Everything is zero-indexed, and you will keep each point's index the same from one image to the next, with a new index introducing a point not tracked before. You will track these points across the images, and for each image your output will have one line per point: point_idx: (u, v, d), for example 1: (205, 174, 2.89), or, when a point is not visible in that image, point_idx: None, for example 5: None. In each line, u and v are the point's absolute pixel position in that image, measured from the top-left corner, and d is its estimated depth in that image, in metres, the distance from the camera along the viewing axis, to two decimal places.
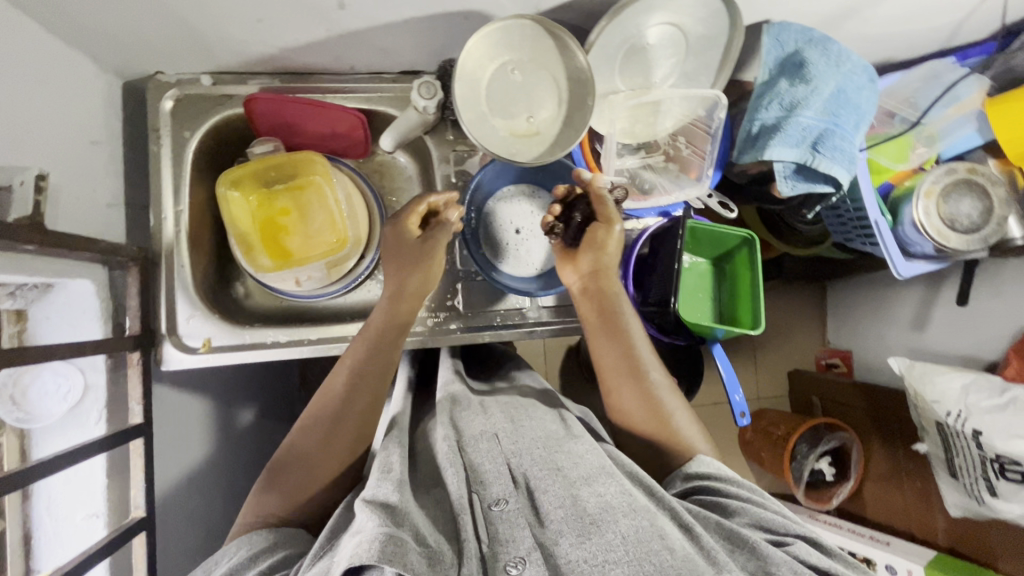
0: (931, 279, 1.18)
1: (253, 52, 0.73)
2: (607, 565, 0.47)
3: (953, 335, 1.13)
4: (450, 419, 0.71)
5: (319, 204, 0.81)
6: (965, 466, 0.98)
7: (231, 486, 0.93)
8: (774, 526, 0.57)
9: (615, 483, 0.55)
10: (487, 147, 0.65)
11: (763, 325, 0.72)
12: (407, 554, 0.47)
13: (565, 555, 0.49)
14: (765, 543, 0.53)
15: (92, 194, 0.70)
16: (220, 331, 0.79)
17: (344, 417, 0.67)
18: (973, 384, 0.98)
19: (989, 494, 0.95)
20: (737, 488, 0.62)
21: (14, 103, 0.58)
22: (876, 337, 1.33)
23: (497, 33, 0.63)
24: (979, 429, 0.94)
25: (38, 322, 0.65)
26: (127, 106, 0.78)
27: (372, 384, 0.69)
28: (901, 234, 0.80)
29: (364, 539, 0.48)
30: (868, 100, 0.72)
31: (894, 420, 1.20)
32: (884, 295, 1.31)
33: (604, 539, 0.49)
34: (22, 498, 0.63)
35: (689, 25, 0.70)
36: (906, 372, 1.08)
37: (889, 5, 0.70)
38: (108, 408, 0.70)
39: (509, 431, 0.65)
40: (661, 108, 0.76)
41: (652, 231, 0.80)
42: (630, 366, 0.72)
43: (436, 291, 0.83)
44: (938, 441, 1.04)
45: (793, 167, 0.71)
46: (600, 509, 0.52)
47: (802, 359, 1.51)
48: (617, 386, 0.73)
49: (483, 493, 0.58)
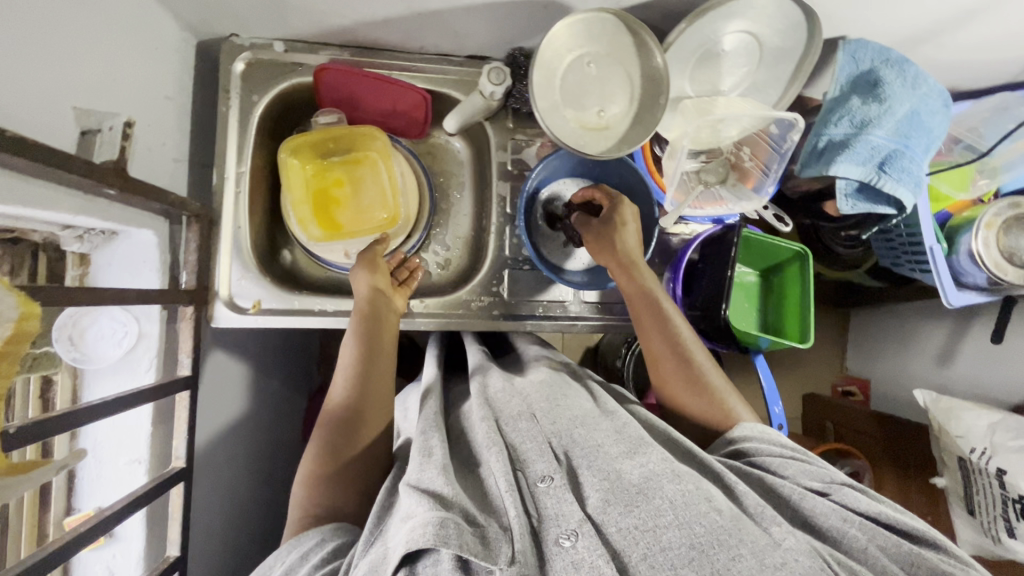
0: (962, 315, 1.17)
1: (329, 23, 0.74)
2: (658, 529, 0.48)
3: (980, 371, 1.12)
4: (485, 397, 0.71)
5: (372, 178, 0.82)
6: (984, 504, 0.97)
7: (255, 446, 0.94)
8: (818, 478, 0.59)
9: (657, 452, 0.57)
10: (557, 136, 0.66)
11: (812, 340, 0.72)
12: (462, 535, 0.49)
13: (614, 524, 0.50)
14: (810, 496, 0.56)
15: (161, 147, 0.71)
16: (269, 294, 0.80)
17: (365, 411, 0.69)
18: (999, 424, 0.98)
19: (1007, 534, 0.94)
20: (776, 445, 0.64)
21: (101, 48, 0.59)
22: (897, 368, 1.32)
23: (579, 24, 0.64)
24: (1003, 468, 0.93)
25: (102, 268, 0.68)
26: (198, 65, 0.79)
27: (375, 372, 0.73)
28: (955, 263, 0.80)
29: (417, 524, 0.49)
30: (939, 125, 0.72)
31: (911, 452, 1.19)
32: (911, 327, 1.30)
33: (652, 506, 0.50)
34: (71, 436, 0.67)
35: (765, 35, 0.70)
36: (932, 406, 1.07)
37: (968, 30, 0.70)
38: (159, 358, 0.71)
39: (546, 409, 0.66)
40: (724, 125, 0.74)
41: (706, 236, 0.78)
42: (678, 351, 0.73)
43: (482, 277, 0.84)
44: (958, 475, 1.03)
45: (856, 185, 0.72)
46: (644, 478, 0.53)
47: (820, 384, 1.50)
48: (668, 375, 0.73)
49: (526, 470, 0.58)
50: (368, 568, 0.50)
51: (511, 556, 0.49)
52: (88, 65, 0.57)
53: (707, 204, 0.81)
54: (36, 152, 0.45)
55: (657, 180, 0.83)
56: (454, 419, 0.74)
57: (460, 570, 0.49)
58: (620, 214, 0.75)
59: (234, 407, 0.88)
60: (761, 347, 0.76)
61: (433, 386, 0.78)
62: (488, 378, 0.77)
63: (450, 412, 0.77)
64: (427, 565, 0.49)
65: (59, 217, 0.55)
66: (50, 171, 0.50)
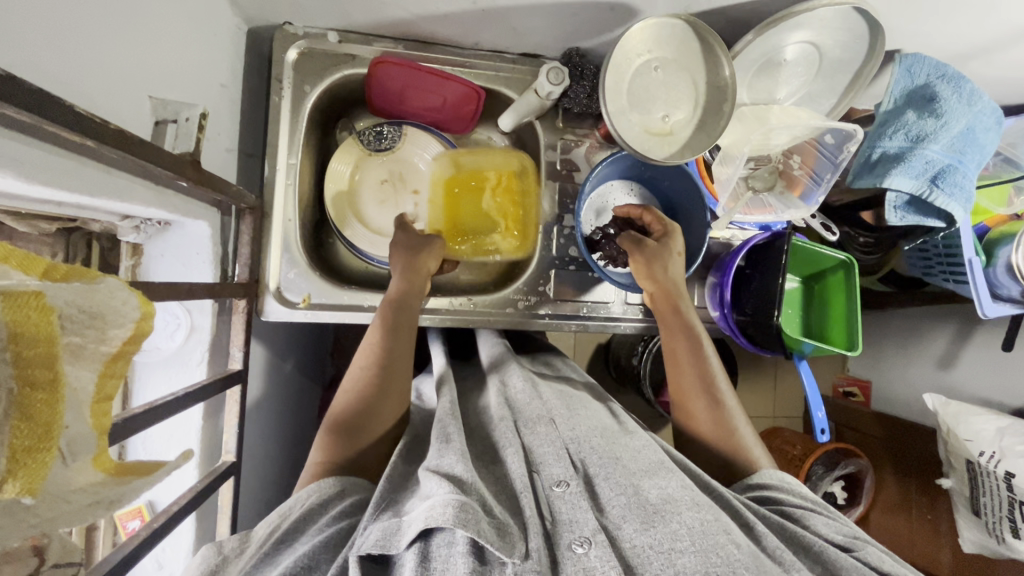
0: (968, 318, 1.16)
1: (388, 16, 0.73)
2: (674, 554, 0.45)
3: (982, 377, 1.11)
4: (504, 396, 0.69)
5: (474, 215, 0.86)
6: (989, 506, 0.96)
7: (279, 438, 0.93)
8: (840, 532, 0.57)
9: (676, 478, 0.54)
10: (625, 141, 0.67)
11: (859, 348, 0.75)
12: (480, 521, 0.46)
13: (628, 540, 0.48)
14: (832, 548, 0.53)
15: (216, 136, 0.69)
16: (319, 289, 0.79)
17: (382, 402, 0.65)
18: (1009, 428, 0.95)
19: (1011, 534, 0.92)
20: (797, 496, 0.62)
21: (166, 31, 0.57)
22: (894, 371, 1.31)
23: (651, 28, 0.65)
24: (1011, 472, 0.92)
25: (153, 259, 0.67)
26: (248, 51, 0.77)
27: (399, 368, 0.68)
28: (991, 275, 0.83)
29: (436, 504, 0.46)
30: (991, 141, 0.74)
31: (913, 454, 1.20)
32: (913, 331, 1.27)
33: (669, 529, 0.47)
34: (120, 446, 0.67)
35: (828, 46, 0.70)
36: (940, 409, 1.07)
37: (1018, 50, 0.73)
38: (211, 351, 0.70)
39: (565, 416, 0.63)
40: (774, 136, 0.75)
41: (753, 243, 0.79)
42: (709, 391, 0.72)
43: (530, 276, 0.85)
44: (965, 478, 1.02)
45: (906, 198, 0.74)
46: (662, 500, 0.50)
47: (821, 385, 1.50)
48: (691, 404, 0.73)
49: (542, 475, 0.55)
50: (379, 535, 0.47)
51: (525, 552, 0.47)
52: (156, 49, 0.55)
53: (755, 211, 0.83)
54: (132, 145, 0.45)
55: (708, 186, 0.84)
56: (471, 411, 0.72)
57: (474, 559, 0.45)
58: (672, 242, 0.77)
59: (264, 400, 0.87)
60: (805, 352, 0.78)
61: (447, 373, 0.78)
62: (505, 378, 0.74)
63: (468, 403, 0.76)
64: (441, 545, 0.46)
65: (130, 208, 0.54)
66: (135, 161, 0.49)
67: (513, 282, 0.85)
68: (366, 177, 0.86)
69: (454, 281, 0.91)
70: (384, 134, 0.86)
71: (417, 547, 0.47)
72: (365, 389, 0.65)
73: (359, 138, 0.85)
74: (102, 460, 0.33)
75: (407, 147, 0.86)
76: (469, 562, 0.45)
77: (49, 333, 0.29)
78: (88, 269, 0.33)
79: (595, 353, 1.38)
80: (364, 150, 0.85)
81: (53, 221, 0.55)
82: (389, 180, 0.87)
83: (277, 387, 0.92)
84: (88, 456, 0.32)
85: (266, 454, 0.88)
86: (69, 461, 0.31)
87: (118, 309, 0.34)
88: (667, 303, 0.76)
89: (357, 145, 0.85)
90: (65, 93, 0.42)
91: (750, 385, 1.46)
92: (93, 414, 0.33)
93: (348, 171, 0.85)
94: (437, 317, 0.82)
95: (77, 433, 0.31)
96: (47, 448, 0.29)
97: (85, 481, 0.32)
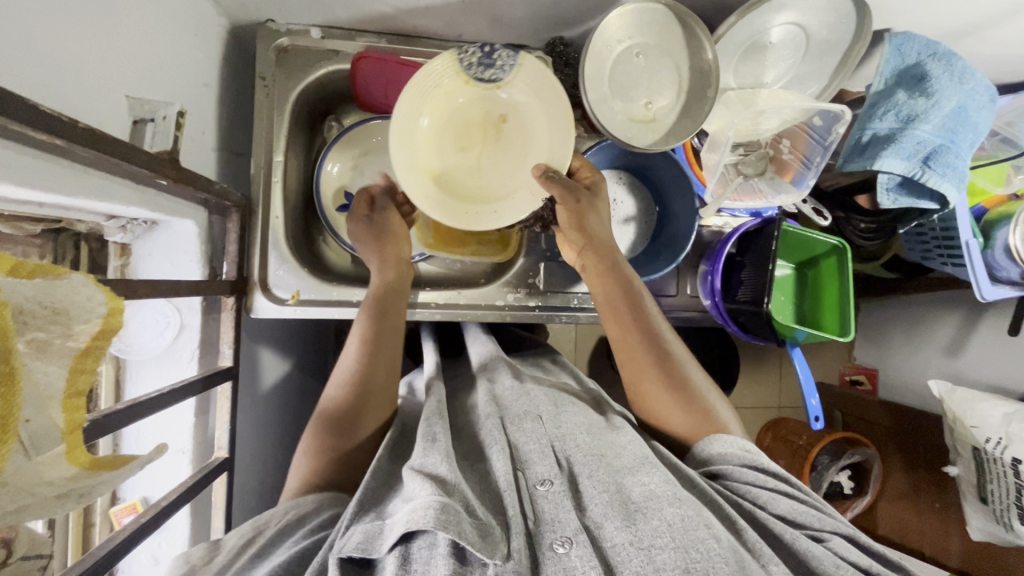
0: (975, 304, 1.13)
1: (369, 10, 0.73)
2: (652, 550, 0.45)
3: (990, 363, 1.09)
4: (489, 395, 0.68)
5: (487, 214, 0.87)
6: (997, 493, 0.94)
7: (276, 433, 0.93)
8: (804, 517, 0.56)
9: (659, 473, 0.54)
10: (607, 129, 0.67)
11: (852, 335, 0.74)
12: (461, 522, 0.45)
13: (610, 538, 0.47)
14: (804, 538, 0.53)
15: (200, 133, 0.70)
16: (308, 284, 0.79)
17: (366, 403, 0.65)
18: (1016, 414, 0.93)
19: (1018, 522, 0.91)
20: (755, 472, 0.60)
21: (144, 30, 0.57)
22: (900, 359, 1.29)
23: (632, 13, 0.65)
24: (1018, 459, 0.89)
25: (141, 258, 0.67)
26: (232, 47, 0.77)
27: (384, 350, 0.68)
28: (990, 257, 0.82)
29: (418, 505, 0.46)
30: (984, 119, 0.72)
31: (921, 443, 1.17)
32: (918, 317, 1.25)
33: (650, 526, 0.47)
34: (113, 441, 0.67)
35: (814, 27, 0.70)
36: (946, 396, 1.04)
37: (1013, 25, 0.71)
38: (201, 348, 0.70)
39: (553, 413, 0.62)
40: (762, 119, 0.73)
41: (743, 230, 0.79)
42: (667, 367, 0.68)
43: (520, 269, 0.84)
44: (971, 465, 1.00)
45: (897, 180, 0.72)
46: (645, 498, 0.50)
47: (827, 374, 1.48)
48: (652, 392, 0.69)
49: (527, 472, 0.55)
50: (361, 538, 0.47)
51: (507, 553, 0.46)
52: (135, 47, 0.55)
53: (746, 196, 0.80)
54: (105, 143, 0.45)
55: (697, 172, 0.83)
56: (460, 409, 0.71)
57: (455, 560, 0.45)
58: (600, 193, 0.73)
59: (260, 397, 0.87)
60: (798, 340, 0.77)
61: (435, 377, 0.74)
62: (496, 375, 0.73)
63: (457, 398, 0.75)
64: (422, 547, 0.46)
65: (107, 207, 0.54)
66: (111, 160, 0.49)
67: (501, 275, 0.85)
68: (462, 109, 0.70)
69: (444, 274, 0.90)
70: (495, 59, 0.67)
71: (399, 550, 0.47)
72: (351, 385, 0.65)
73: (459, 58, 0.66)
74: (76, 455, 0.34)
75: (524, 81, 0.69)
76: (451, 563, 0.44)
77: (2, 328, 0.29)
78: (56, 266, 0.34)
79: (596, 347, 1.37)
80: (462, 75, 0.67)
81: (38, 222, 0.56)
82: (507, 119, 0.71)
83: (275, 382, 0.92)
84: (55, 451, 0.33)
85: (264, 449, 0.88)
86: (35, 455, 0.31)
87: (82, 305, 0.34)
88: (600, 262, 0.72)
89: (454, 64, 0.66)
90: (37, 93, 0.42)
91: (753, 374, 1.44)
92: (64, 411, 0.33)
93: (435, 98, 0.68)
94: (427, 311, 0.82)
95: (40, 428, 0.32)
96: (5, 442, 0.29)
97: (56, 475, 0.33)
